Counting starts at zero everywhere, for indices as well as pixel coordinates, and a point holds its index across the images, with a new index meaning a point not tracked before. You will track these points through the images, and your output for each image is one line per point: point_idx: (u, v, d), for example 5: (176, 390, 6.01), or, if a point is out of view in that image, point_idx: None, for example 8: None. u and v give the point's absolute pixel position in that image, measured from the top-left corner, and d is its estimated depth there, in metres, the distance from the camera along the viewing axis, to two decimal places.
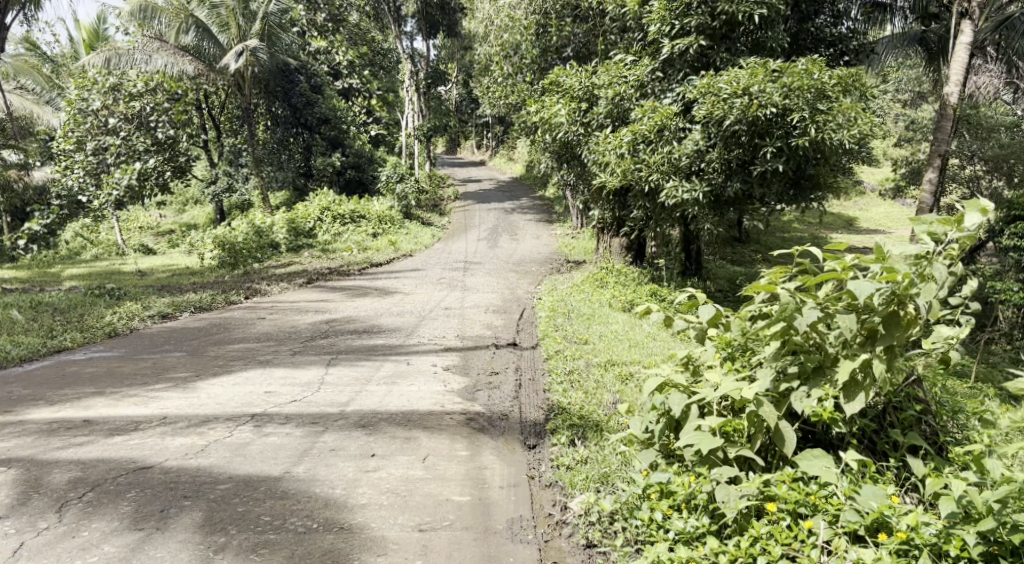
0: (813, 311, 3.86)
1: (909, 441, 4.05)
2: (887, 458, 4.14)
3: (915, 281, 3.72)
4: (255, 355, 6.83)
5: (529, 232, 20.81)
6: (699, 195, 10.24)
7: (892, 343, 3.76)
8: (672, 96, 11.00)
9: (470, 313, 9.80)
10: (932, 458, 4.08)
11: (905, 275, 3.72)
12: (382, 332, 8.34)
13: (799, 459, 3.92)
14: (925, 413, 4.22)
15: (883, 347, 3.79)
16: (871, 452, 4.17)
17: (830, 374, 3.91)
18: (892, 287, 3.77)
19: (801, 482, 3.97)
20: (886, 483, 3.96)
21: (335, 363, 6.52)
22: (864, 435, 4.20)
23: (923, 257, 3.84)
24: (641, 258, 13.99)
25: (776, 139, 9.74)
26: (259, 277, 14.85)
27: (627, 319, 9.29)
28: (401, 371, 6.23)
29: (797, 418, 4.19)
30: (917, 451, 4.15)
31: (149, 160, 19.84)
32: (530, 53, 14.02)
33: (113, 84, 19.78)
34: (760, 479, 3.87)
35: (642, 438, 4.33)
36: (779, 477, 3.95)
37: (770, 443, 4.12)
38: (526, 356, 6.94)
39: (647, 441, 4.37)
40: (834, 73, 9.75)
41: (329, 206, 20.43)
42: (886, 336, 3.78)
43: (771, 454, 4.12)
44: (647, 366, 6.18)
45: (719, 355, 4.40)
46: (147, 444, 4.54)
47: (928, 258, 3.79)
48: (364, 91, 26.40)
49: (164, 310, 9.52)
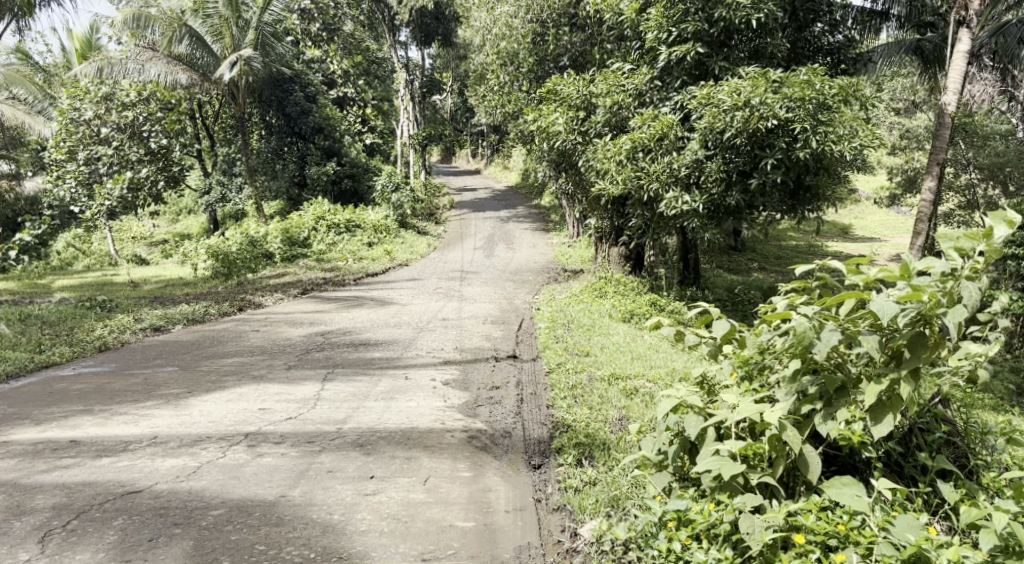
0: (835, 332, 3.70)
1: (938, 465, 3.91)
2: (916, 483, 3.99)
3: (942, 301, 3.58)
4: (249, 369, 6.68)
5: (526, 240, 20.70)
6: (699, 206, 10.14)
7: (919, 365, 3.61)
8: (671, 104, 10.91)
9: (467, 324, 9.66)
10: (962, 482, 3.95)
11: (931, 295, 3.57)
12: (378, 344, 8.19)
13: (828, 486, 3.70)
14: (953, 435, 4.10)
15: (909, 370, 3.64)
16: (898, 476, 4.02)
17: (854, 396, 3.75)
18: (917, 307, 3.61)
19: (829, 511, 3.73)
20: (916, 511, 3.79)
21: (331, 378, 6.37)
22: (890, 458, 4.06)
23: (949, 275, 3.64)
24: (639, 267, 13.88)
25: (777, 150, 9.65)
26: (253, 288, 14.70)
27: (628, 331, 9.16)
28: (400, 385, 6.08)
29: (821, 441, 4.04)
30: (946, 476, 4.01)
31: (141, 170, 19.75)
32: (526, 62, 13.94)
33: (105, 94, 19.69)
34: (786, 509, 3.63)
35: (654, 460, 4.13)
36: (805, 505, 3.72)
37: (794, 469, 3.89)
38: (526, 369, 6.81)
39: (661, 463, 4.15)
40: (835, 83, 9.66)
41: (324, 215, 20.28)
42: (912, 358, 3.62)
43: (794, 480, 3.89)
44: (651, 380, 6.05)
45: (736, 373, 4.24)
46: (136, 466, 4.38)
47: (954, 276, 3.62)
48: (359, 100, 26.15)
49: (156, 323, 9.36)
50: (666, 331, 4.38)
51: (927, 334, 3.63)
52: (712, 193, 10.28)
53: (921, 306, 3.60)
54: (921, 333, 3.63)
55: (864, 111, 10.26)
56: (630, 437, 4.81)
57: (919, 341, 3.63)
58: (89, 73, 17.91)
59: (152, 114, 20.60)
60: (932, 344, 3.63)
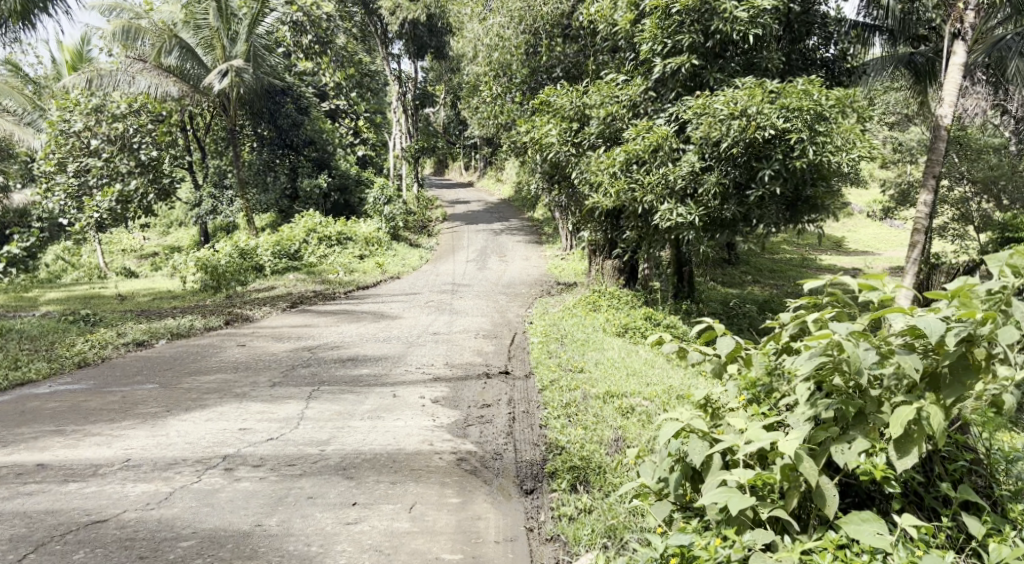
0: (871, 351, 3.43)
1: (963, 496, 3.65)
2: (937, 516, 3.73)
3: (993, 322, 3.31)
4: (232, 387, 6.46)
5: (518, 253, 20.54)
6: (694, 218, 10.00)
7: (962, 393, 3.35)
8: (666, 116, 10.79)
9: (458, 338, 9.46)
10: (987, 515, 3.69)
11: (986, 315, 3.28)
12: (367, 360, 7.98)
13: (845, 522, 3.43)
14: (977, 463, 3.86)
15: (949, 397, 3.39)
16: (919, 509, 3.75)
17: (877, 422, 3.49)
18: (969, 327, 3.33)
19: (847, 550, 3.46)
20: (941, 548, 3.53)
21: (316, 396, 6.15)
22: (910, 489, 3.79)
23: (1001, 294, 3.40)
24: (633, 280, 13.74)
25: (774, 161, 9.53)
26: (241, 301, 14.48)
27: (622, 345, 8.98)
28: (387, 403, 5.87)
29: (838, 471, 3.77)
30: (969, 508, 3.75)
31: (131, 182, 19.61)
32: (518, 73, 13.82)
33: (96, 106, 19.56)
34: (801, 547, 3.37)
35: (654, 488, 3.85)
36: (821, 544, 3.44)
37: (807, 501, 3.64)
38: (519, 386, 6.61)
39: (660, 492, 3.89)
40: (832, 94, 9.58)
41: (315, 227, 20.07)
42: (954, 385, 3.37)
43: (807, 514, 3.64)
44: (647, 398, 5.86)
45: (742, 396, 4.02)
46: (104, 493, 4.15)
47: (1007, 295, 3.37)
48: (350, 112, 26.13)
49: (139, 338, 9.13)
50: (668, 347, 4.13)
51: (968, 357, 3.38)
52: (709, 206, 10.14)
53: (971, 326, 3.32)
54: (963, 357, 3.38)
55: (861, 123, 10.18)
56: (626, 461, 4.59)
57: (960, 366, 3.39)
58: (78, 85, 17.74)
59: (143, 127, 20.35)
60: (973, 370, 3.38)
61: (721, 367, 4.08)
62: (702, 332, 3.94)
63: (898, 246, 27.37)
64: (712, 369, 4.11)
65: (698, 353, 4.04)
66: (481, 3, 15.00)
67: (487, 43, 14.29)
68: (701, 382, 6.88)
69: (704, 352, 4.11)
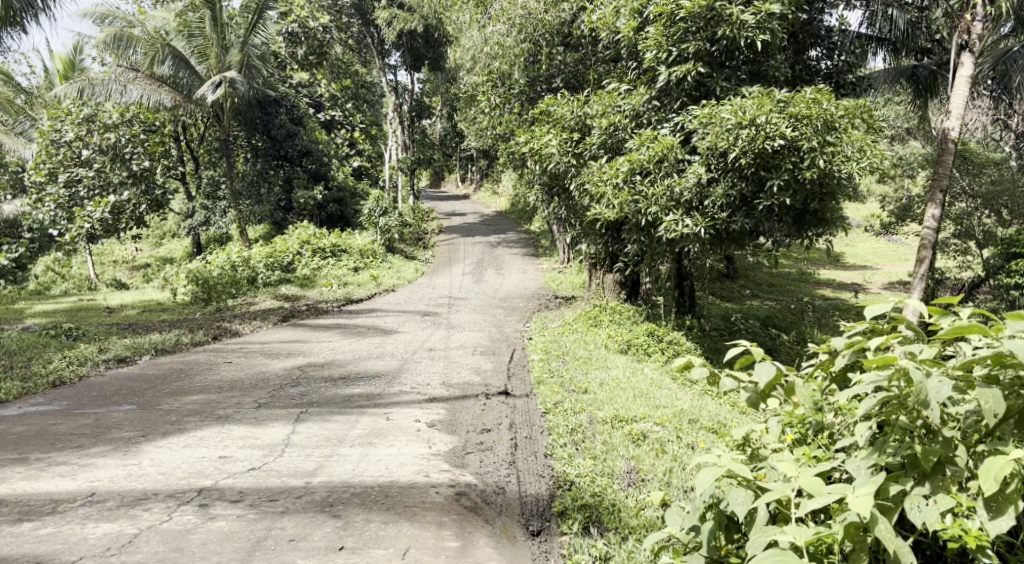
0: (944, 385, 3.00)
1: None
2: None
3: None
4: (215, 409, 6.06)
5: (515, 266, 20.17)
6: (701, 231, 9.68)
7: None
8: (670, 126, 10.52)
9: (455, 355, 9.07)
10: None
11: None
12: (360, 378, 7.60)
13: None
14: None
15: None
16: None
17: (951, 470, 3.06)
18: None
19: None
20: None
21: (304, 418, 5.76)
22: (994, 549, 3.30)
23: None
24: (635, 295, 13.38)
25: (783, 171, 9.25)
26: (231, 315, 14.08)
27: (627, 364, 8.64)
28: (380, 427, 5.49)
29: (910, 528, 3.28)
30: None
31: (123, 193, 19.28)
32: (517, 83, 13.50)
33: (87, 115, 19.30)
34: None
35: (687, 541, 3.40)
36: None
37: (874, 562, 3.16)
38: (520, 407, 6.25)
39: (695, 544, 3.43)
40: (841, 104, 9.35)
41: (309, 239, 19.65)
42: None
43: None
44: (658, 423, 5.51)
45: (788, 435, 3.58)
46: (62, 535, 3.76)
47: None
48: (346, 124, 25.77)
49: (121, 354, 8.73)
50: (697, 373, 3.71)
51: None
52: (716, 218, 9.81)
53: None
54: None
55: (870, 133, 9.95)
56: (645, 502, 4.24)
57: None
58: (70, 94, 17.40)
59: (135, 136, 20.25)
60: None
61: (759, 397, 3.65)
62: (739, 357, 3.51)
63: (898, 261, 27.10)
64: (747, 398, 3.68)
65: (732, 380, 3.63)
66: (480, 11, 14.68)
67: (486, 52, 13.98)
68: (712, 404, 6.55)
69: (738, 379, 3.69)
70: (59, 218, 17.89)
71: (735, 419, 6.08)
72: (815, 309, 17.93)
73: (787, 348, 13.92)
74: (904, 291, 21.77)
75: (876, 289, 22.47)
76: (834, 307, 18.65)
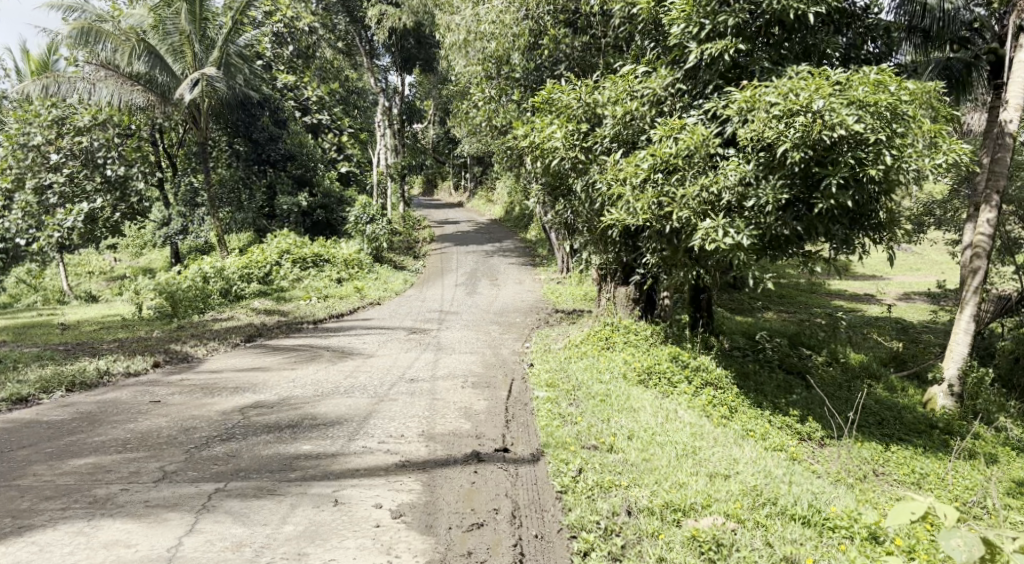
0: None
1: None
2: None
3: None
4: (96, 484, 5.16)
5: (511, 277, 18.46)
6: (745, 239, 8.04)
7: None
8: (699, 112, 8.92)
9: (442, 389, 7.36)
10: None
11: None
12: (313, 426, 6.15)
13: None
14: None
15: None
16: None
17: None
18: None
19: None
20: None
21: (212, 505, 4.95)
22: None
23: None
24: (651, 310, 11.35)
25: (842, 167, 7.75)
26: (192, 333, 12.42)
27: (655, 402, 7.03)
28: (321, 516, 4.90)
29: None
30: None
31: (97, 200, 17.42)
32: (517, 68, 12.06)
33: (57, 117, 17.21)
34: None
35: None
36: None
37: None
38: (519, 479, 5.47)
39: None
40: (909, 87, 7.81)
41: (289, 248, 17.87)
42: None
43: None
44: (704, 507, 5.10)
45: None
46: None
47: None
48: (334, 127, 23.98)
49: (21, 393, 7.12)
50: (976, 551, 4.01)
51: None
52: (759, 222, 8.28)
53: None
54: None
55: (939, 121, 8.36)
56: None
57: None
58: (33, 93, 15.58)
59: (109, 140, 17.83)
60: None
61: None
62: None
63: (912, 270, 25.39)
64: None
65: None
66: None
67: (480, 33, 12.27)
68: (766, 478, 5.55)
69: None
70: (27, 227, 16.84)
71: (821, 500, 5.37)
72: (847, 326, 16.33)
73: (820, 371, 12.16)
74: (926, 302, 20.18)
75: (893, 299, 20.97)
76: (866, 323, 16.94)
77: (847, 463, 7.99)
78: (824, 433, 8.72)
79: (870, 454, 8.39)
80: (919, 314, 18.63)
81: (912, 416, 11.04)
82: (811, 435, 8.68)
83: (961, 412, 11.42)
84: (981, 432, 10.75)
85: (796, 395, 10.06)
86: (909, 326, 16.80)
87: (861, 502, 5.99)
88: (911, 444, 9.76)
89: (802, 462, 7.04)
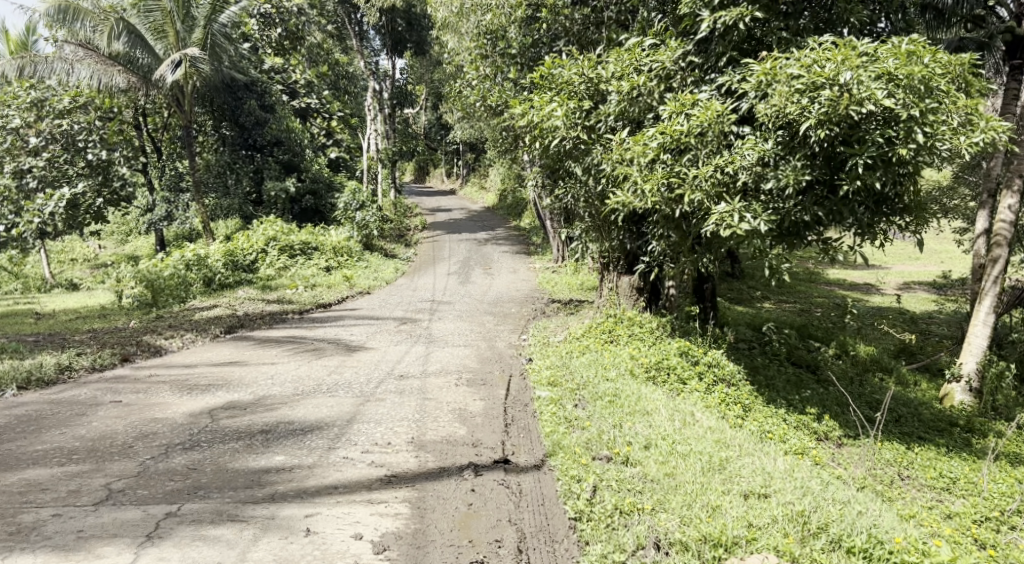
0: None
1: None
2: None
3: None
4: (26, 509, 4.51)
5: (505, 266, 17.81)
6: (763, 225, 7.42)
7: None
8: (711, 88, 8.28)
9: (433, 387, 6.74)
10: None
11: None
12: (287, 435, 5.52)
13: None
14: None
15: None
16: None
17: None
18: None
19: None
20: None
21: (157, 538, 4.30)
22: None
23: None
24: (656, 300, 10.66)
25: (870, 146, 7.12)
26: (171, 324, 11.70)
27: (670, 403, 6.44)
28: (287, 552, 4.26)
29: None
30: None
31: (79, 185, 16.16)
32: (513, 44, 11.42)
33: (36, 99, 16.33)
34: None
35: None
36: None
37: None
38: (523, 502, 4.86)
39: None
40: (944, 57, 7.16)
41: (276, 235, 17.11)
42: None
43: None
44: (749, 541, 4.48)
45: None
46: None
47: None
48: (323, 111, 23.00)
49: None
50: None
51: None
52: (777, 208, 7.68)
53: None
54: None
55: (972, 95, 7.70)
56: None
57: None
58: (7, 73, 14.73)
59: (90, 124, 16.90)
60: None
61: None
62: None
63: (912, 260, 24.84)
64: None
65: None
66: None
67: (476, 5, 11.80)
68: (807, 500, 4.91)
69: None
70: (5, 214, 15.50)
71: (877, 527, 4.75)
72: (855, 317, 15.73)
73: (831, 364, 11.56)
74: (929, 291, 19.65)
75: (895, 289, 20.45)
76: (872, 314, 16.38)
77: (872, 466, 7.41)
78: (843, 432, 8.14)
79: (894, 456, 7.81)
80: (925, 304, 18.06)
81: (930, 413, 10.44)
82: (829, 434, 8.09)
83: (979, 407, 10.85)
84: (1004, 431, 10.15)
85: (810, 391, 9.46)
86: (915, 316, 16.27)
87: (905, 520, 5.41)
88: (933, 445, 9.16)
89: (830, 468, 6.46)
